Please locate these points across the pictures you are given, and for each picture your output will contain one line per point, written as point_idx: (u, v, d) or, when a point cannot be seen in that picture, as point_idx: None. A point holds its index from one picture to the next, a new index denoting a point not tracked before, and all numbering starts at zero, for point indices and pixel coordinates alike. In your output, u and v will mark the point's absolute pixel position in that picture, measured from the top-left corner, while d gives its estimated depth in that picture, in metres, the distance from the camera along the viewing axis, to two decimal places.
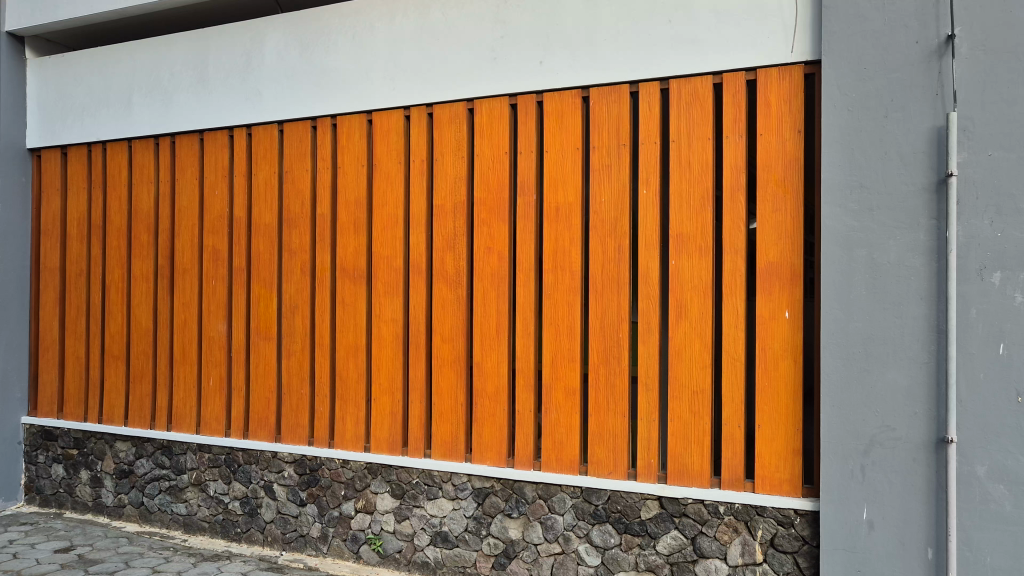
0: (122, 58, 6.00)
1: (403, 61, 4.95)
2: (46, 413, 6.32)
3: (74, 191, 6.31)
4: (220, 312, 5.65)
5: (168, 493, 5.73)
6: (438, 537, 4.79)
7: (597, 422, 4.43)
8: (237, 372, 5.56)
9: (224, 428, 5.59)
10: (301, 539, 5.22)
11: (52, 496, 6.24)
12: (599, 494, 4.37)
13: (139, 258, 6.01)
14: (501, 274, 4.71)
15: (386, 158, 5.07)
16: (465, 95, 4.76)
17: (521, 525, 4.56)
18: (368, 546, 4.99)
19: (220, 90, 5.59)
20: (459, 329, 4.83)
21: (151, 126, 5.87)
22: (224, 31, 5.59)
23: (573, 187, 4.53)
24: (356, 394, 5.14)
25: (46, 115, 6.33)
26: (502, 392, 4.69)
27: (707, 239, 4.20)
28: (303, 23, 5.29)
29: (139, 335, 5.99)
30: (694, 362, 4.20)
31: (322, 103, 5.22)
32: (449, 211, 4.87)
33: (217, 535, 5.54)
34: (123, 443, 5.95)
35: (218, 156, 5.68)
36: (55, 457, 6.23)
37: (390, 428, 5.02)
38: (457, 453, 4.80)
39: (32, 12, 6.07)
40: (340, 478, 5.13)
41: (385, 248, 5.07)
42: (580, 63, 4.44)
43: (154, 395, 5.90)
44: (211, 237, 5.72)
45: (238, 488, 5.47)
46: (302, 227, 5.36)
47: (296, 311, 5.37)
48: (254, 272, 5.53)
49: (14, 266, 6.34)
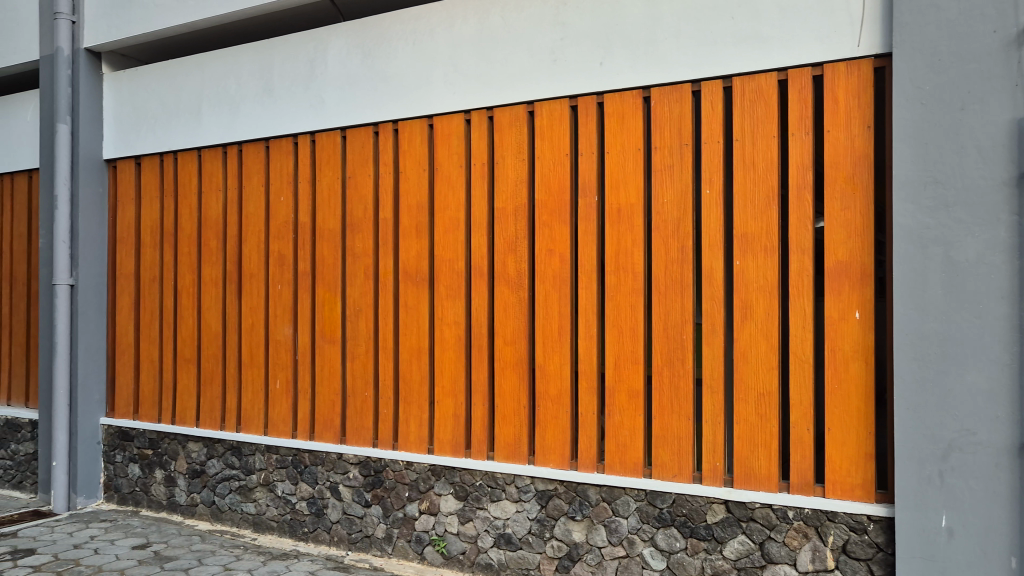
0: (192, 70, 6.18)
1: (463, 66, 4.99)
2: (123, 414, 6.54)
3: (147, 199, 6.51)
4: (286, 315, 5.77)
5: (238, 492, 5.86)
6: (502, 539, 4.79)
7: (661, 423, 4.38)
8: (304, 374, 5.67)
9: (291, 429, 5.71)
10: (367, 540, 5.29)
11: (129, 495, 6.44)
12: (664, 497, 4.32)
13: (208, 264, 6.17)
14: (562, 276, 4.70)
15: (447, 162, 5.11)
16: (526, 97, 4.77)
17: (585, 528, 4.53)
18: (432, 547, 5.03)
19: (285, 99, 5.72)
20: (521, 332, 4.84)
21: (220, 135, 6.03)
22: (289, 40, 5.71)
23: (635, 187, 4.49)
24: (419, 395, 5.19)
25: (121, 127, 6.55)
26: (565, 394, 4.68)
27: (773, 238, 4.12)
28: (365, 31, 5.37)
29: (209, 338, 6.16)
30: (760, 364, 4.12)
31: (384, 109, 5.30)
32: (510, 214, 4.89)
33: (285, 534, 5.65)
34: (195, 443, 6.11)
35: (283, 163, 5.80)
36: (132, 456, 6.44)
37: (453, 430, 5.05)
38: (520, 455, 4.81)
39: (108, 28, 6.31)
40: (404, 479, 5.18)
41: (447, 251, 5.10)
42: (641, 62, 4.40)
43: (224, 396, 6.06)
44: (277, 242, 5.84)
45: (305, 488, 5.57)
46: (365, 231, 5.43)
47: (360, 314, 5.45)
48: (319, 276, 5.63)
49: (92, 273, 6.58)
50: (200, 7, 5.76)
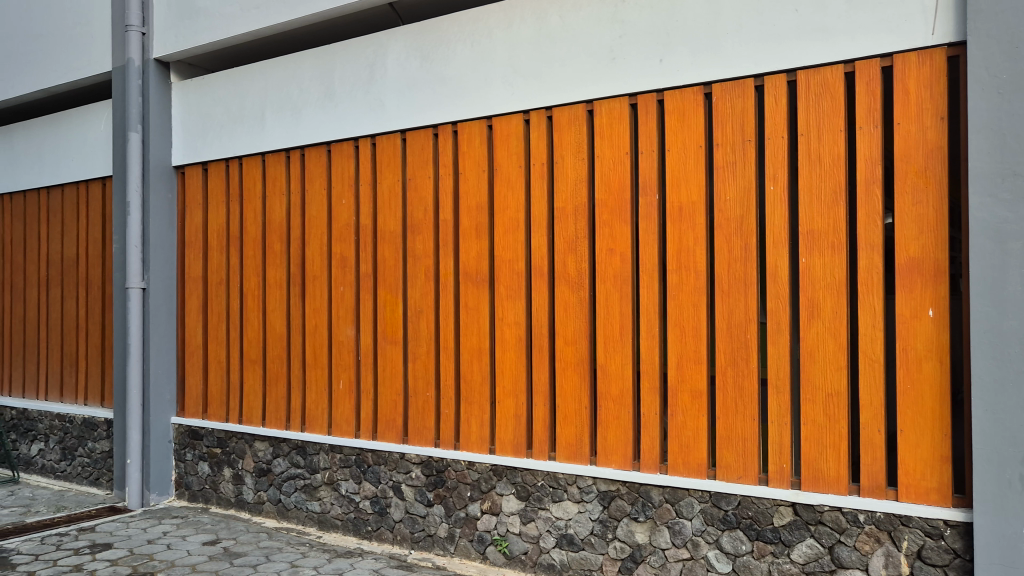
0: (256, 77, 6.32)
1: (521, 66, 4.99)
2: (193, 414, 6.72)
3: (213, 204, 6.67)
4: (349, 317, 5.85)
5: (303, 491, 5.96)
6: (564, 540, 4.78)
7: (726, 424, 4.32)
8: (366, 374, 5.74)
9: (354, 430, 5.79)
10: (429, 539, 5.33)
11: (199, 492, 6.61)
12: (729, 499, 4.26)
13: (273, 266, 6.30)
14: (624, 275, 4.67)
15: (507, 162, 5.12)
16: (585, 96, 4.75)
17: (648, 530, 4.49)
18: (494, 547, 5.04)
19: (346, 103, 5.80)
20: (581, 332, 4.82)
21: (283, 140, 6.15)
22: (349, 46, 5.79)
23: (696, 185, 4.44)
24: (480, 396, 5.21)
25: (188, 134, 6.73)
26: (626, 394, 4.64)
27: (840, 234, 4.01)
28: (424, 34, 5.42)
29: (274, 340, 6.28)
30: (828, 363, 4.03)
31: (443, 111, 5.33)
32: (570, 214, 4.87)
33: (349, 533, 5.73)
34: (261, 442, 6.24)
35: (344, 167, 5.89)
36: (201, 455, 6.61)
37: (515, 430, 5.05)
38: (581, 456, 4.79)
39: (176, 38, 6.49)
40: (466, 479, 5.20)
41: (507, 252, 5.11)
42: (703, 57, 4.34)
43: (289, 397, 6.18)
44: (339, 244, 5.93)
45: (368, 488, 5.64)
46: (425, 232, 5.48)
47: (421, 315, 5.50)
48: (380, 278, 5.70)
49: (163, 277, 6.78)
50: (264, 15, 5.88)
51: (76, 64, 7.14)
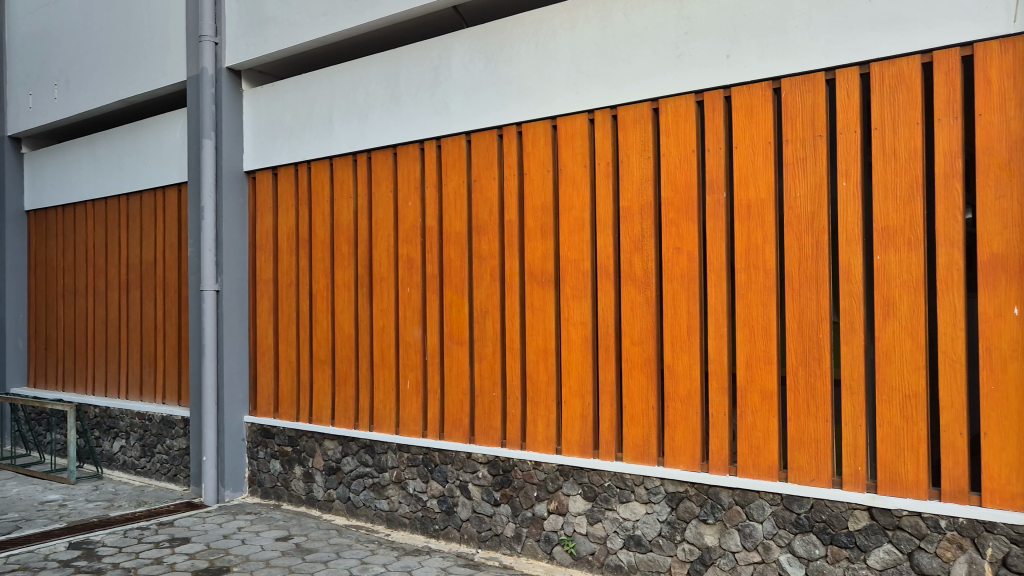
0: (323, 82, 6.45)
1: (586, 65, 4.98)
2: (265, 412, 6.89)
3: (283, 208, 6.83)
4: (416, 317, 5.92)
5: (372, 489, 6.05)
6: (631, 541, 4.74)
7: (797, 425, 4.23)
8: (434, 375, 5.81)
9: (421, 429, 5.86)
10: (496, 538, 5.35)
11: (271, 489, 6.76)
12: (802, 502, 4.17)
13: (341, 268, 6.42)
14: (691, 274, 4.62)
15: (572, 162, 5.11)
16: (650, 95, 4.72)
17: (717, 532, 4.43)
18: (561, 548, 5.03)
19: (412, 106, 5.87)
20: (648, 332, 4.78)
21: (350, 143, 6.26)
22: (414, 49, 5.86)
23: (765, 182, 4.36)
24: (546, 396, 5.22)
25: (258, 139, 6.90)
26: (694, 395, 4.59)
27: (918, 230, 3.89)
28: (488, 36, 5.46)
29: (343, 341, 6.40)
30: (906, 363, 3.91)
31: (507, 112, 5.36)
32: (636, 213, 4.84)
33: (417, 531, 5.79)
34: (331, 441, 6.36)
35: (410, 169, 5.96)
36: (273, 453, 6.77)
37: (581, 430, 5.04)
38: (649, 456, 4.76)
39: (247, 46, 6.67)
40: (533, 479, 5.21)
41: (573, 252, 5.11)
42: (771, 52, 4.27)
43: (357, 396, 6.29)
44: (405, 246, 6.00)
45: (436, 487, 5.69)
46: (491, 233, 5.51)
47: (487, 315, 5.54)
48: (446, 278, 5.75)
49: (235, 279, 6.97)
50: (332, 22, 6.00)
51: (153, 74, 7.39)
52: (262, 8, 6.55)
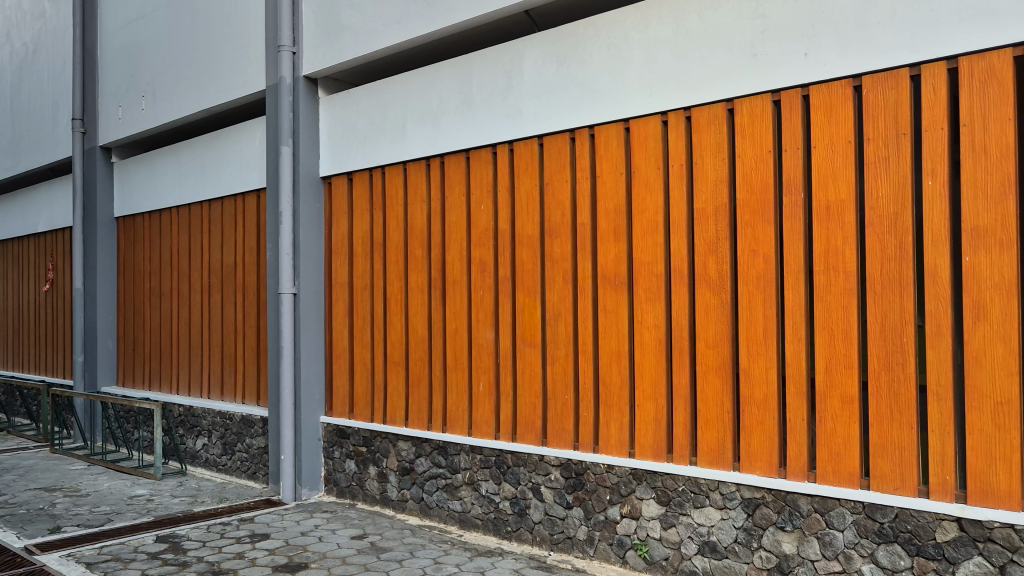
0: (397, 89, 6.56)
1: (659, 67, 4.95)
2: (340, 413, 7.03)
3: (358, 212, 6.96)
4: (488, 320, 5.97)
5: (444, 490, 6.12)
6: (706, 547, 4.68)
7: (880, 432, 4.12)
8: (506, 378, 5.84)
9: (494, 431, 5.90)
10: (568, 541, 5.34)
11: (346, 489, 6.89)
12: (885, 511, 4.05)
13: (414, 271, 6.51)
14: (768, 276, 4.54)
15: (644, 165, 5.08)
16: (724, 95, 4.66)
17: (795, 540, 4.34)
18: (634, 552, 4.99)
19: (484, 110, 5.93)
20: (723, 335, 4.72)
21: (423, 148, 6.35)
22: (486, 54, 5.92)
23: (846, 182, 4.26)
24: (619, 399, 5.20)
25: (334, 146, 7.06)
26: (772, 399, 4.51)
27: (1010, 230, 3.75)
28: (560, 39, 5.47)
29: (416, 343, 6.49)
30: (997, 369, 3.77)
31: (579, 115, 5.37)
32: (710, 215, 4.79)
33: (490, 532, 5.83)
34: (405, 442, 6.45)
35: (483, 173, 6.01)
36: (348, 453, 6.90)
37: (655, 434, 5.01)
38: (724, 461, 4.69)
39: (323, 55, 6.83)
40: (606, 482, 5.19)
41: (646, 254, 5.08)
42: (852, 49, 4.17)
43: (430, 398, 6.37)
44: (478, 249, 6.06)
45: (508, 488, 5.71)
46: (563, 235, 5.52)
47: (559, 318, 5.54)
48: (519, 281, 5.78)
49: (312, 283, 7.14)
50: (406, 29, 6.10)
51: (234, 84, 7.63)
52: (338, 18, 6.70)
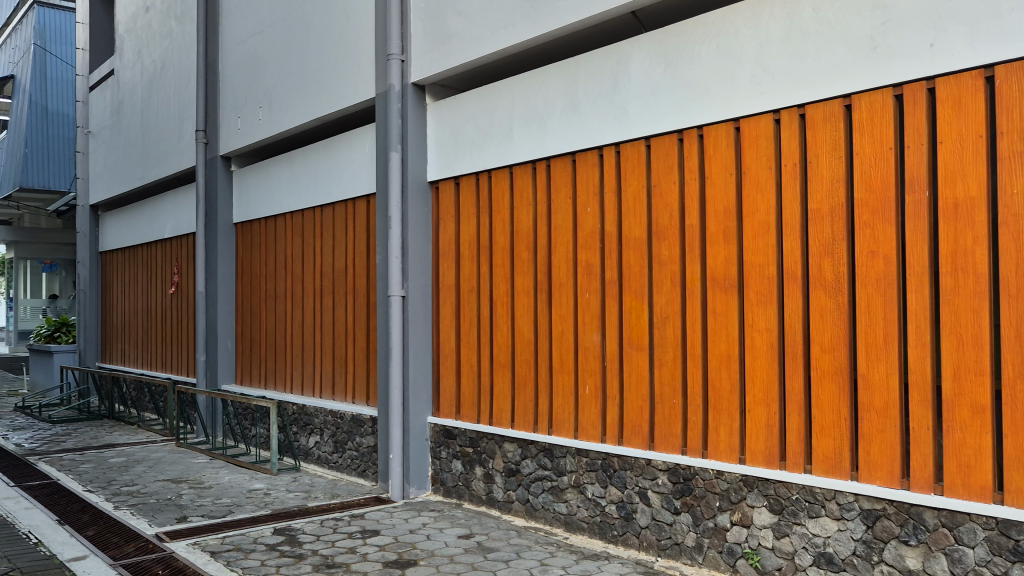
0: (503, 93, 6.63)
1: (771, 64, 4.83)
2: (447, 414, 7.15)
3: (464, 216, 7.07)
4: (595, 323, 5.96)
5: (550, 492, 6.12)
6: (822, 559, 4.52)
7: (1015, 443, 3.88)
8: (613, 381, 5.81)
9: (600, 434, 5.87)
10: (677, 547, 5.25)
11: (453, 488, 6.99)
12: (1020, 528, 3.81)
13: (521, 274, 6.56)
14: (889, 278, 4.35)
15: (756, 165, 4.97)
16: (841, 91, 4.50)
17: (920, 555, 4.14)
18: (745, 561, 4.88)
19: (590, 113, 5.92)
20: (840, 338, 4.56)
21: (529, 151, 6.40)
22: (592, 57, 5.91)
23: (976, 179, 4.04)
24: (729, 404, 5.09)
25: (442, 150, 7.19)
26: (893, 406, 4.32)
27: None
28: (667, 39, 5.42)
29: (522, 345, 6.54)
30: None
31: (688, 115, 5.29)
32: (826, 215, 4.63)
33: (596, 535, 5.79)
34: (510, 444, 6.49)
35: (589, 175, 6.00)
36: (455, 453, 7.00)
37: (767, 440, 4.88)
38: (841, 471, 4.52)
39: (431, 62, 6.97)
40: (715, 488, 5.09)
41: (757, 256, 4.96)
42: (982, 37, 3.95)
43: (536, 400, 6.40)
44: (584, 251, 6.05)
45: (614, 492, 5.68)
46: (671, 238, 5.45)
47: (667, 321, 5.48)
48: (625, 284, 5.75)
49: (420, 285, 7.30)
50: (512, 34, 6.16)
51: (345, 93, 7.88)
52: (445, 25, 6.84)
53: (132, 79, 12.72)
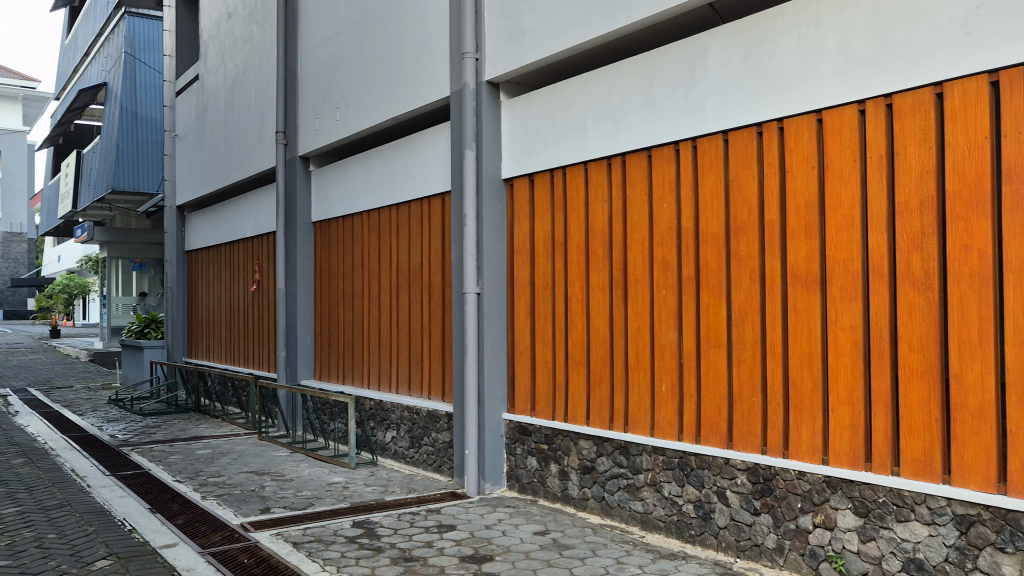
0: (578, 89, 6.60)
1: (856, 53, 4.68)
2: (522, 411, 7.18)
3: (539, 212, 7.07)
4: (671, 320, 5.89)
5: (626, 490, 6.08)
6: (911, 565, 4.37)
7: None
8: (690, 378, 5.74)
9: (677, 432, 5.80)
10: (757, 549, 5.15)
11: (528, 485, 7.00)
12: None
13: (596, 270, 6.54)
14: (983, 274, 4.17)
15: (839, 157, 4.83)
16: (932, 79, 4.33)
17: (1018, 563, 3.96)
18: (828, 564, 4.74)
19: (666, 108, 5.85)
20: (931, 336, 4.39)
21: (604, 148, 6.36)
22: (668, 51, 5.84)
23: None
24: (811, 403, 4.97)
25: (516, 148, 7.21)
26: (989, 408, 4.14)
27: None
28: (746, 30, 5.31)
29: (598, 342, 6.51)
30: None
31: (768, 107, 5.17)
32: (915, 209, 4.47)
33: (672, 535, 5.72)
34: (586, 441, 6.47)
35: (665, 171, 5.93)
36: (530, 450, 7.02)
37: (851, 441, 4.74)
38: (932, 474, 4.35)
39: (505, 59, 7.00)
40: (796, 490, 4.97)
41: (841, 251, 4.82)
42: None
43: (611, 397, 6.36)
44: (660, 248, 5.99)
45: (692, 491, 5.60)
46: (750, 233, 5.35)
47: (746, 318, 5.38)
48: (703, 281, 5.67)
49: (495, 282, 7.34)
50: (587, 30, 6.13)
51: (420, 92, 7.97)
52: (519, 22, 6.85)
53: (216, 83, 13.14)
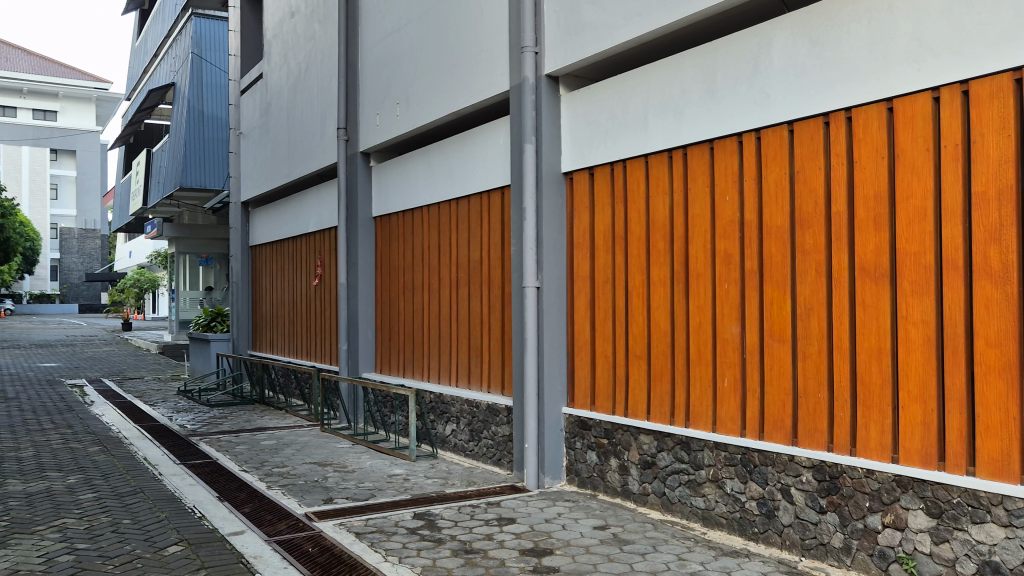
0: (638, 81, 6.54)
1: (929, 38, 4.53)
2: (582, 405, 7.16)
3: (599, 206, 7.03)
4: (734, 314, 5.80)
5: (687, 486, 6.01)
6: (987, 568, 4.22)
7: None
8: (753, 372, 5.65)
9: (739, 428, 5.71)
10: (823, 548, 5.04)
11: (588, 479, 6.97)
12: None
13: (657, 263, 6.47)
14: None
15: (911, 147, 4.69)
16: (1011, 63, 4.17)
17: None
18: (899, 565, 4.61)
19: (729, 99, 5.75)
20: (1009, 332, 4.23)
21: (665, 140, 6.29)
22: (732, 41, 5.74)
23: None
24: (880, 400, 4.84)
25: (576, 141, 7.17)
26: None
27: None
28: (813, 17, 5.18)
29: (658, 336, 6.45)
30: None
31: (836, 96, 5.05)
32: (993, 199, 4.30)
33: (735, 532, 5.64)
34: (646, 436, 6.42)
35: (728, 163, 5.84)
36: (589, 444, 6.99)
37: (923, 439, 4.61)
38: (1010, 475, 4.20)
39: (565, 52, 6.97)
40: (864, 488, 4.85)
41: (912, 244, 4.68)
42: None
43: (672, 392, 6.30)
44: (723, 241, 5.90)
45: (755, 488, 5.51)
46: (816, 225, 5.23)
47: (811, 312, 5.27)
48: (766, 274, 5.57)
49: (554, 276, 7.33)
50: (648, 21, 6.06)
51: (480, 87, 7.99)
52: (579, 15, 6.81)
53: (279, 81, 13.39)
